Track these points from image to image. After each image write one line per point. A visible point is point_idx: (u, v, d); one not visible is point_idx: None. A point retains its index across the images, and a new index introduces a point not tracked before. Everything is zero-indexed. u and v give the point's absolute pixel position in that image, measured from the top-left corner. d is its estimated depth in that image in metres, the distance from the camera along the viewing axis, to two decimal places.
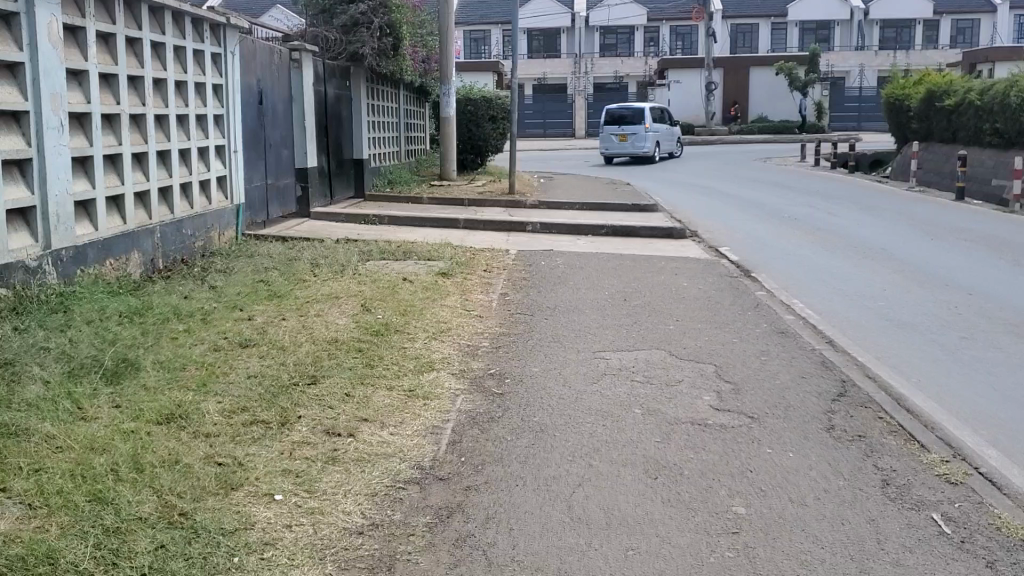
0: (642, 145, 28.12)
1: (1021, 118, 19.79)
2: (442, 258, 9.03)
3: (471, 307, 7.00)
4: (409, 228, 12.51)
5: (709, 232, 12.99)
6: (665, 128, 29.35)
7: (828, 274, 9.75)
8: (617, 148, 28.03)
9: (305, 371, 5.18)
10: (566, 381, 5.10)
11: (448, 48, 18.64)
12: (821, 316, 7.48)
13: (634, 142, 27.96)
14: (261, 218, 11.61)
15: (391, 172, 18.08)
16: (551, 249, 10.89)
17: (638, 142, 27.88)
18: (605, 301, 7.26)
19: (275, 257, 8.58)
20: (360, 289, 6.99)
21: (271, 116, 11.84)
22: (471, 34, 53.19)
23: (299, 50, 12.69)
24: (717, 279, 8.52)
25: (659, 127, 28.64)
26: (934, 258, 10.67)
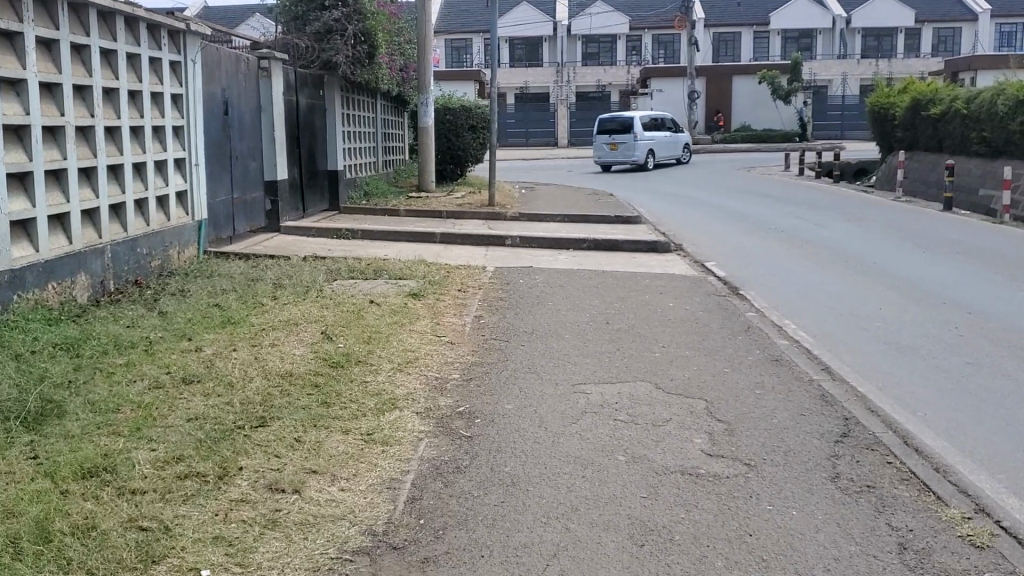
0: (635, 153, 28.24)
1: (1008, 126, 19.51)
2: (415, 277, 8.53)
3: (443, 332, 6.50)
4: (384, 243, 12.02)
5: (695, 245, 12.56)
6: (662, 135, 29.29)
7: (820, 291, 9.31)
8: (609, 156, 28.27)
9: (252, 412, 4.66)
10: (542, 421, 4.61)
11: (426, 57, 18.19)
12: (816, 340, 7.02)
13: (626, 151, 28.11)
14: (226, 233, 11.08)
15: (367, 184, 17.57)
16: (531, 265, 10.43)
17: (631, 151, 28.00)
18: (585, 324, 6.79)
19: (235, 278, 8.07)
20: (322, 314, 6.48)
21: (236, 127, 11.31)
22: (452, 42, 52.80)
23: (269, 58, 12.18)
24: (704, 298, 8.06)
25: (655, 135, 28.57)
26: (929, 274, 10.25)
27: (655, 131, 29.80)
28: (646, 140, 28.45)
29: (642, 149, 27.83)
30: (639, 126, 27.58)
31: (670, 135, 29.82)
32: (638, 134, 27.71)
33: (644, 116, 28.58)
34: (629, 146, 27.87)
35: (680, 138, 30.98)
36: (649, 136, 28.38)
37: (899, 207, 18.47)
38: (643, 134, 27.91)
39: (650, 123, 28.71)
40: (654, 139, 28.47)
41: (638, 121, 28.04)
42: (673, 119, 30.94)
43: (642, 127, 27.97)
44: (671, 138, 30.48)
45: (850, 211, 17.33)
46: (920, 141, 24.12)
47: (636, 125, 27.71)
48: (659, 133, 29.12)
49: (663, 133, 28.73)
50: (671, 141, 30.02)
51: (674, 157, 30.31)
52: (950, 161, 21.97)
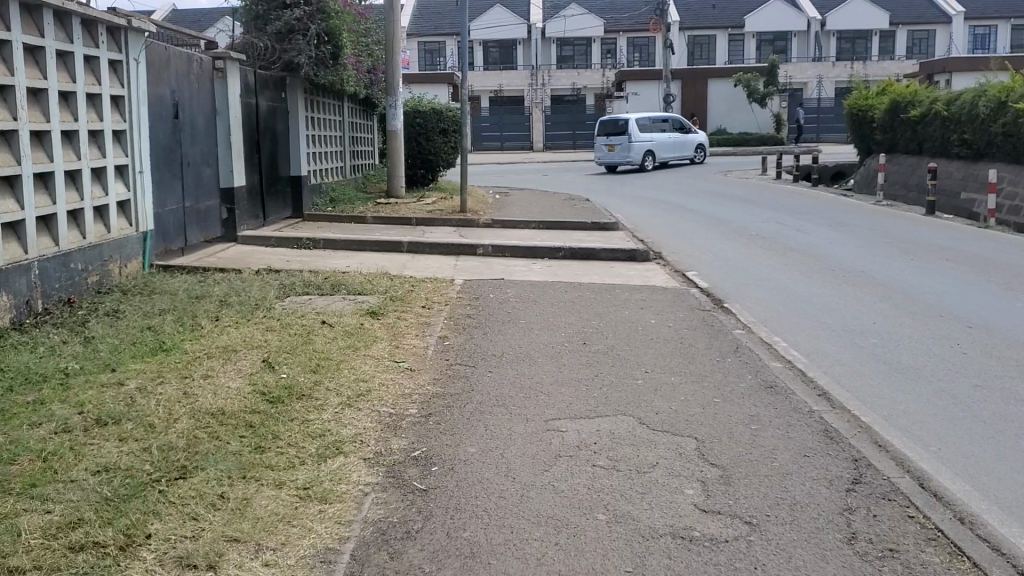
0: (633, 155, 28.43)
1: (989, 129, 19.15)
2: (376, 292, 7.89)
3: (401, 356, 5.88)
4: (348, 253, 11.37)
5: (675, 253, 12.00)
6: (663, 136, 29.33)
7: (809, 303, 8.75)
8: (608, 158, 28.55)
9: (173, 460, 4.01)
10: (509, 468, 4.00)
11: (394, 59, 17.56)
12: (811, 362, 6.45)
13: (623, 152, 28.34)
14: (177, 244, 10.39)
15: (333, 190, 16.90)
16: (502, 277, 9.81)
17: (628, 153, 28.22)
18: (560, 345, 6.19)
19: (178, 296, 7.40)
20: (266, 339, 5.84)
21: (187, 131, 10.62)
22: (425, 45, 52.08)
23: (224, 58, 11.50)
24: (687, 313, 7.48)
25: (654, 136, 28.61)
26: (920, 284, 9.75)
27: (659, 132, 29.90)
28: (645, 141, 28.59)
29: (637, 150, 27.98)
30: (633, 129, 27.76)
31: (672, 135, 29.84)
32: (633, 136, 27.88)
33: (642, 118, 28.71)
34: (625, 147, 28.08)
35: (688, 138, 30.95)
36: (646, 137, 28.51)
37: (879, 211, 18.05)
38: (639, 136, 28.05)
39: (649, 125, 28.82)
40: (652, 140, 28.56)
41: (634, 123, 28.22)
42: (682, 119, 30.95)
43: (638, 129, 28.12)
44: (680, 139, 30.50)
45: (831, 216, 16.88)
46: (900, 143, 23.72)
47: (631, 127, 27.90)
48: (661, 134, 29.16)
49: (663, 135, 28.72)
50: (673, 141, 30.05)
51: (680, 157, 30.31)
52: (930, 164, 21.57)
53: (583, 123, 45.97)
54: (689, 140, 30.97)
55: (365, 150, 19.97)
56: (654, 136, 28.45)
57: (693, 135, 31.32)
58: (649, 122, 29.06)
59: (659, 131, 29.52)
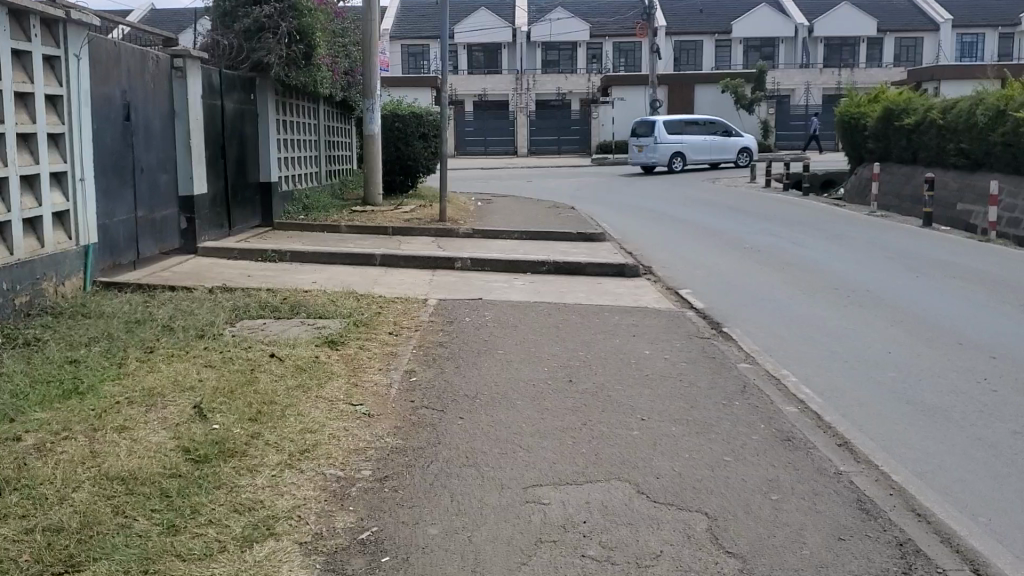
0: (663, 157, 29.68)
1: (988, 137, 18.56)
2: (339, 315, 7.10)
3: (359, 398, 5.09)
4: (316, 267, 10.57)
5: (666, 268, 11.27)
6: (696, 138, 30.31)
7: (815, 328, 8.01)
8: (641, 157, 29.92)
9: (58, 548, 3.22)
10: (477, 559, 3.23)
11: (371, 61, 16.77)
12: (826, 403, 5.70)
13: (653, 153, 29.64)
14: (128, 257, 9.56)
15: (307, 196, 16.09)
16: (481, 295, 9.03)
17: (657, 154, 29.49)
18: (542, 383, 5.42)
19: (115, 321, 6.58)
20: (202, 378, 5.03)
21: (140, 134, 9.79)
22: (409, 48, 51.28)
23: (184, 56, 10.68)
24: (686, 342, 6.73)
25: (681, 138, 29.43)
26: (933, 305, 9.04)
27: (697, 135, 30.90)
28: (675, 143, 29.74)
29: (665, 151, 29.20)
30: (660, 131, 29.03)
31: (707, 139, 30.70)
32: (661, 138, 29.16)
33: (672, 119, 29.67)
34: (654, 148, 29.38)
35: (730, 142, 31.59)
36: (676, 140, 29.66)
37: (875, 222, 17.44)
38: (666, 138, 29.25)
39: (682, 127, 29.88)
40: (683, 142, 29.65)
41: (664, 126, 29.46)
42: (725, 123, 31.67)
43: (667, 132, 29.32)
44: (717, 143, 31.00)
45: (826, 227, 16.23)
46: (894, 152, 23.10)
47: (659, 129, 29.17)
48: (695, 136, 30.11)
49: (696, 137, 29.68)
50: (710, 145, 30.87)
51: (717, 160, 31.06)
52: (926, 174, 20.97)
53: (568, 128, 45.34)
54: (729, 144, 31.50)
55: (342, 155, 19.18)
56: (681, 138, 29.29)
57: (737, 139, 31.86)
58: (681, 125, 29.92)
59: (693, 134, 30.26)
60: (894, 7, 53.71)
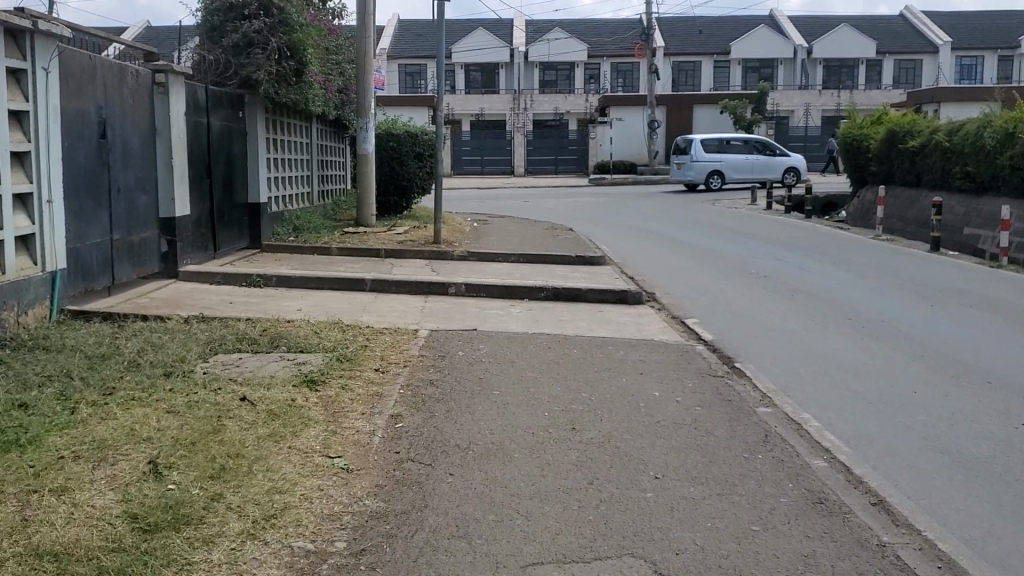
0: (701, 175, 30.57)
1: (995, 161, 18.15)
2: (322, 348, 6.59)
3: (337, 449, 4.56)
4: (303, 293, 10.05)
5: (671, 295, 10.75)
6: (736, 158, 30.63)
7: (833, 363, 7.50)
8: (681, 175, 30.94)
9: None
10: None
11: (365, 78, 16.30)
12: (854, 452, 5.20)
13: (692, 171, 30.62)
14: (102, 283, 9.05)
15: (298, 217, 15.58)
16: (476, 325, 8.51)
17: (695, 173, 30.46)
18: (542, 431, 4.88)
19: (76, 356, 6.06)
20: (162, 427, 4.49)
21: (116, 153, 9.30)
22: (406, 68, 51.01)
23: (166, 71, 10.21)
24: (697, 380, 6.22)
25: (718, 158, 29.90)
26: (955, 338, 8.54)
27: (740, 154, 31.11)
28: (713, 162, 30.51)
29: (700, 169, 30.10)
30: (695, 150, 29.98)
31: (749, 158, 31.06)
32: (696, 157, 30.12)
33: (710, 139, 30.24)
34: (691, 165, 30.34)
35: (775, 161, 31.67)
36: (714, 158, 30.42)
37: (881, 246, 17.01)
38: (703, 156, 30.12)
39: (720, 146, 30.52)
40: (720, 161, 30.34)
41: (701, 145, 30.35)
42: (772, 142, 31.77)
43: (704, 151, 30.17)
44: (760, 164, 31.05)
45: (832, 252, 15.77)
46: (898, 175, 22.67)
47: (695, 148, 30.12)
48: (735, 155, 30.65)
49: (733, 156, 30.27)
50: (752, 163, 31.17)
51: (761, 179, 31.25)
52: (932, 198, 20.52)
53: (566, 148, 44.92)
54: (773, 163, 31.40)
55: (336, 174, 18.70)
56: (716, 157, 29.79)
57: (783, 158, 31.69)
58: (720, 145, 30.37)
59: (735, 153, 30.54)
60: (893, 29, 53.57)
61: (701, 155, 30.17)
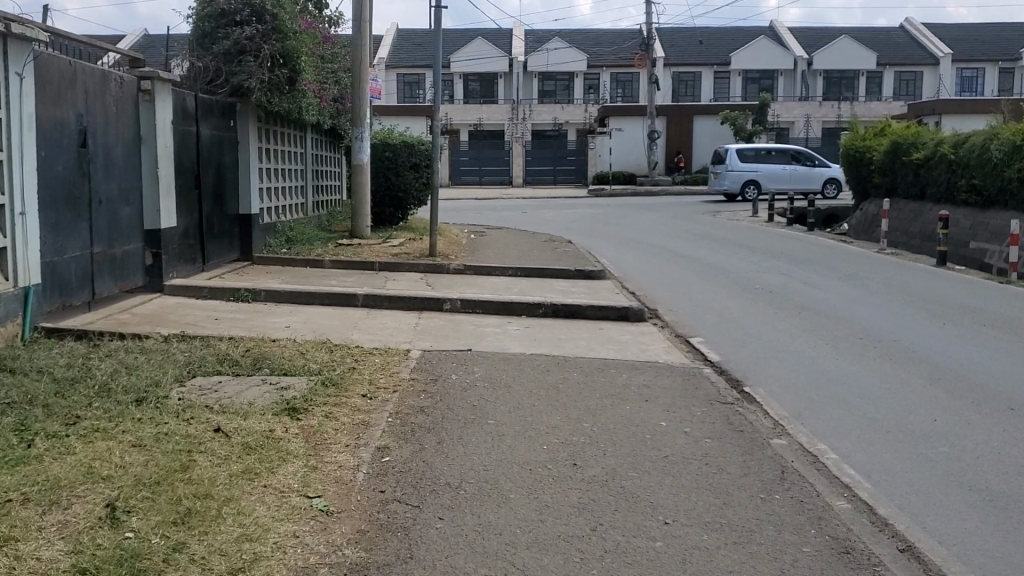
0: (737, 185, 30.62)
1: (1003, 174, 17.81)
2: (308, 371, 6.21)
3: (317, 487, 4.18)
4: (292, 309, 9.66)
5: (675, 312, 10.38)
6: (774, 168, 30.47)
7: (847, 387, 7.13)
8: (717, 185, 31.06)
9: None
10: None
11: (361, 88, 15.97)
12: (877, 489, 4.82)
13: (727, 180, 30.71)
14: (82, 297, 8.67)
15: (291, 229, 15.22)
16: (471, 345, 8.13)
17: (730, 182, 30.53)
18: (541, 468, 4.49)
19: (43, 381, 5.67)
20: (125, 464, 4.11)
21: (98, 162, 8.95)
22: (404, 77, 50.70)
23: (152, 78, 9.86)
24: (706, 408, 5.85)
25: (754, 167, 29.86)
26: (972, 360, 8.17)
27: (779, 164, 30.91)
28: (749, 172, 30.52)
29: (735, 179, 30.16)
30: (730, 160, 30.12)
31: (787, 168, 30.87)
32: (731, 166, 30.23)
33: (747, 148, 30.25)
34: (726, 175, 30.40)
35: (815, 171, 31.32)
36: (750, 168, 30.42)
37: (887, 261, 16.66)
38: (738, 166, 30.16)
39: (757, 156, 30.49)
40: (756, 171, 30.32)
41: (736, 155, 30.44)
42: (812, 153, 31.41)
43: (739, 160, 30.23)
44: (799, 174, 30.77)
45: (838, 266, 15.41)
46: (902, 188, 22.33)
47: (729, 157, 30.25)
48: (772, 166, 30.55)
49: (769, 166, 30.19)
50: (791, 173, 30.92)
51: (800, 190, 30.97)
52: (937, 211, 20.18)
53: (565, 158, 44.60)
54: (811, 174, 31.08)
55: (331, 184, 18.33)
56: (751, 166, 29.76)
57: (824, 169, 31.31)
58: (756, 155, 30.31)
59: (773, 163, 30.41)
60: (893, 41, 53.38)
61: (736, 164, 30.21)
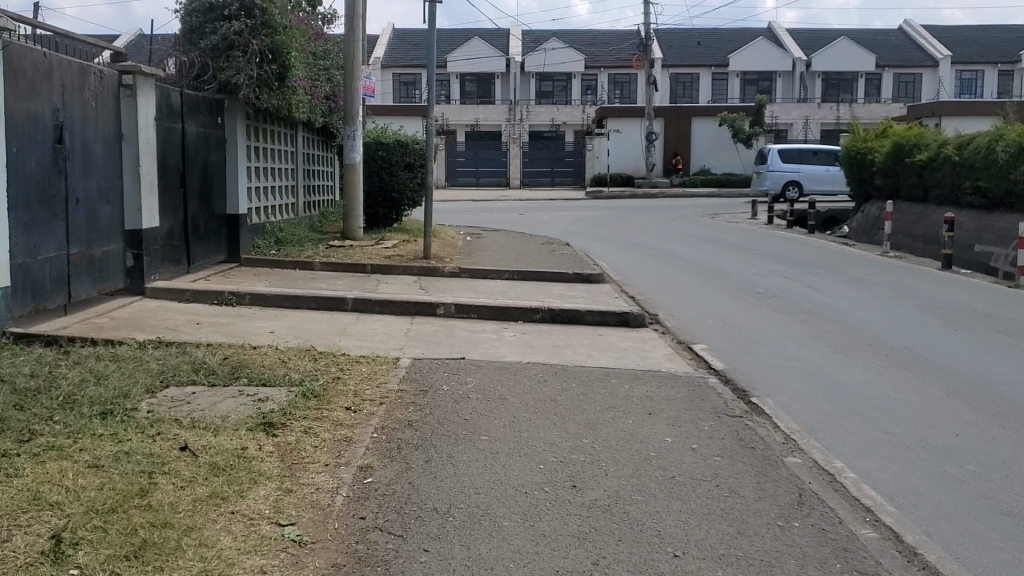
0: (777, 185, 30.15)
1: (1009, 176, 17.47)
2: (288, 381, 5.82)
3: (289, 513, 3.80)
4: (277, 313, 9.27)
5: (677, 317, 10.01)
6: (817, 169, 29.89)
7: (860, 399, 6.75)
8: (759, 185, 30.63)
9: None
10: None
11: (354, 85, 15.60)
12: (901, 514, 4.44)
13: (768, 181, 30.27)
14: (56, 301, 8.27)
15: (281, 229, 14.84)
16: (463, 353, 7.74)
17: (770, 183, 30.08)
18: (537, 492, 4.11)
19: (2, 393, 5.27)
20: (77, 487, 3.72)
21: (75, 160, 8.55)
22: (400, 77, 50.32)
23: (134, 73, 9.46)
24: (715, 421, 5.46)
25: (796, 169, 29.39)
26: (988, 370, 7.81)
27: (824, 164, 30.27)
28: (790, 172, 30.03)
29: (776, 181, 29.73)
30: (771, 159, 29.68)
31: (832, 169, 30.20)
32: (772, 166, 29.80)
33: (790, 149, 29.77)
34: (767, 176, 30.01)
35: None
36: (792, 169, 29.92)
37: (891, 264, 16.33)
38: (779, 167, 29.71)
39: (800, 157, 29.97)
40: (798, 172, 29.82)
41: (778, 155, 29.98)
42: None
43: (780, 160, 29.76)
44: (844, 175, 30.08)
45: (841, 270, 15.06)
46: (904, 190, 22.00)
47: (771, 157, 29.82)
48: (815, 167, 30.00)
49: (811, 167, 29.66)
50: (836, 174, 30.25)
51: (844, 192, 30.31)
52: (941, 214, 19.83)
53: (562, 160, 44.21)
54: None
55: (323, 184, 17.95)
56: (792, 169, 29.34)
57: None
58: (797, 156, 29.80)
59: (816, 165, 29.82)
60: (892, 43, 53.12)
61: (777, 165, 29.76)
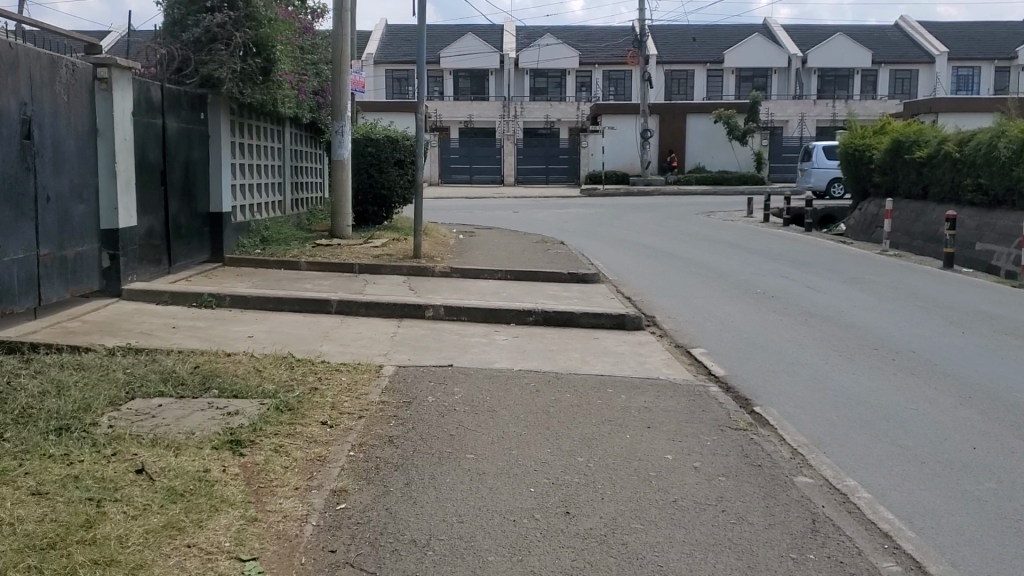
0: (822, 183, 29.94)
1: (1011, 173, 17.18)
2: (262, 394, 5.45)
3: (252, 546, 3.43)
4: (259, 317, 8.89)
5: (675, 319, 9.67)
6: None
7: (870, 408, 6.40)
8: (803, 182, 30.44)
9: None
10: None
11: (342, 80, 15.22)
12: (923, 541, 4.09)
13: (813, 178, 30.06)
14: (25, 304, 7.88)
15: (267, 228, 14.47)
16: (451, 359, 7.38)
17: (815, 180, 29.96)
18: (527, 520, 3.75)
19: None
20: (15, 519, 3.35)
21: (45, 156, 8.16)
22: (393, 73, 49.88)
23: (109, 65, 9.07)
24: (718, 435, 5.11)
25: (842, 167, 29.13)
26: (1000, 376, 7.47)
27: None
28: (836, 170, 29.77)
29: (820, 178, 29.52)
30: (815, 156, 29.48)
31: None
32: (817, 164, 29.60)
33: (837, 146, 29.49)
34: (811, 173, 29.80)
35: None
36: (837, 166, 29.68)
37: (891, 264, 16.02)
38: (824, 164, 29.47)
39: None
40: None
41: (823, 152, 29.75)
42: None
43: (825, 158, 29.55)
44: None
45: (841, 270, 14.74)
46: (903, 188, 21.70)
47: (816, 155, 29.60)
48: None
49: None
50: None
51: None
52: (941, 211, 19.53)
53: (557, 157, 43.83)
54: None
55: (311, 182, 17.56)
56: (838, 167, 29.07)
57: None
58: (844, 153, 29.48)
59: None
60: (888, 39, 52.92)
61: (822, 163, 29.52)
